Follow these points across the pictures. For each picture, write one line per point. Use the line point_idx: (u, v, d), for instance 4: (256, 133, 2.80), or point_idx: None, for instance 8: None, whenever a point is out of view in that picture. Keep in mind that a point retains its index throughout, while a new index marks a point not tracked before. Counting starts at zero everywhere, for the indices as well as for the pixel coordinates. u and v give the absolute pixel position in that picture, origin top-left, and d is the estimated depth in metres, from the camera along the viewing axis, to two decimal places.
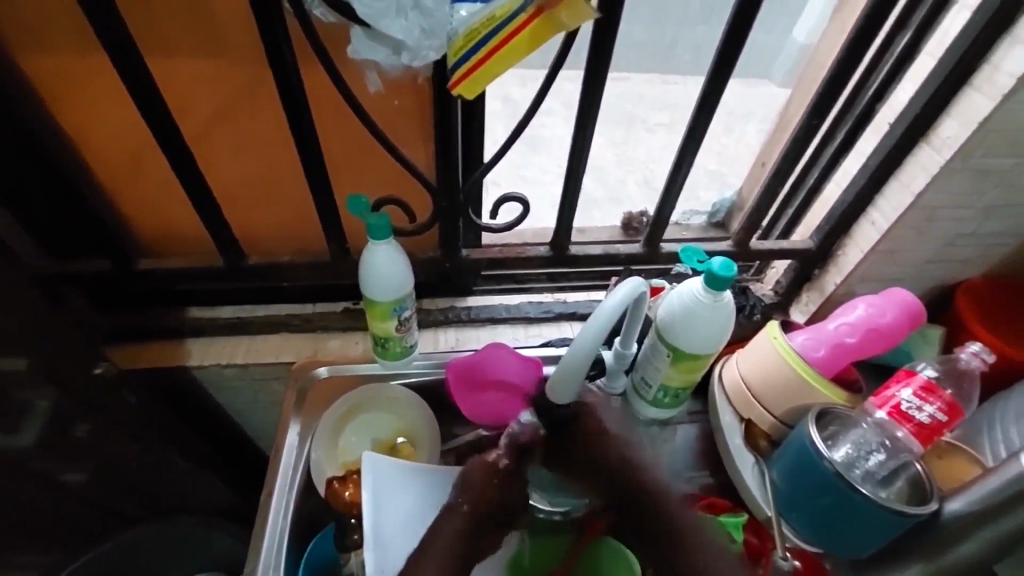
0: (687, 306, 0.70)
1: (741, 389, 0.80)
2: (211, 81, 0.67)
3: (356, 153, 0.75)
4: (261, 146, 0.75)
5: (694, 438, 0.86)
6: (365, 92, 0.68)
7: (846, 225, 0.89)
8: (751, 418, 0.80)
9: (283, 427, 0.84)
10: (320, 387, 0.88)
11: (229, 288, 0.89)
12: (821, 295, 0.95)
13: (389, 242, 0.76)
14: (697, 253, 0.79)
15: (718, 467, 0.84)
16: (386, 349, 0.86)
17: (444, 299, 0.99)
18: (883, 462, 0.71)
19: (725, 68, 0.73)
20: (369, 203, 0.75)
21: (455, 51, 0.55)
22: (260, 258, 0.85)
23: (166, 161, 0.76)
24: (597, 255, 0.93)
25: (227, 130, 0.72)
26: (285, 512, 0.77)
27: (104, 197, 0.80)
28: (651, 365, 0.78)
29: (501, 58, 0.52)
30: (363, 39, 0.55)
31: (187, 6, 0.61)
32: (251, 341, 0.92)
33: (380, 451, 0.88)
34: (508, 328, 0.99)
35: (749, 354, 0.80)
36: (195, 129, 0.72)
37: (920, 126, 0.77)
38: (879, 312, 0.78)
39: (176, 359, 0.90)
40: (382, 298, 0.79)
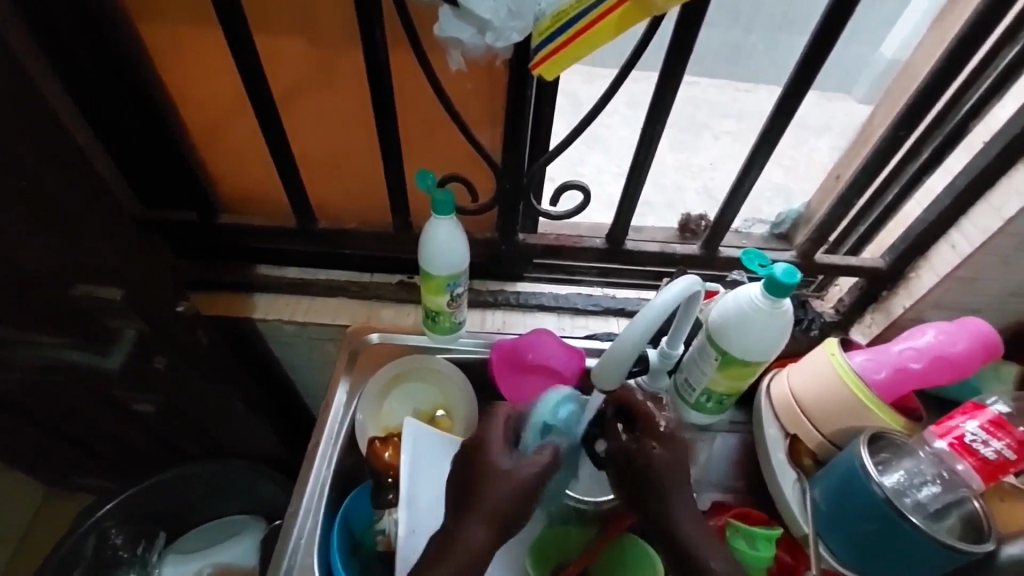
0: (744, 310, 0.69)
1: (790, 402, 0.78)
2: (298, 51, 0.70)
3: (429, 130, 0.78)
4: (341, 121, 0.78)
5: (733, 448, 0.84)
6: (442, 64, 0.69)
7: (923, 246, 0.85)
8: (798, 434, 0.78)
9: (333, 384, 0.88)
10: (370, 351, 0.92)
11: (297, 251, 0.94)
12: (887, 318, 0.91)
13: (450, 219, 0.79)
14: (759, 257, 0.75)
15: (755, 479, 0.82)
16: (436, 322, 0.89)
17: (494, 281, 1.01)
18: (937, 495, 0.68)
19: (809, 72, 0.70)
20: (436, 178, 0.78)
21: (540, 31, 0.56)
22: (329, 222, 0.90)
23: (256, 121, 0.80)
24: (653, 253, 0.93)
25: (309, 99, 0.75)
26: (326, 466, 0.81)
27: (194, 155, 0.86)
28: (697, 368, 0.77)
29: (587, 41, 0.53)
30: (451, 18, 0.58)
31: None
32: (311, 301, 0.98)
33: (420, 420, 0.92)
34: (554, 316, 1.00)
35: (802, 367, 0.77)
36: (281, 96, 0.75)
37: (1020, 145, 0.72)
38: (950, 340, 0.74)
39: (243, 310, 0.96)
40: (439, 273, 0.82)
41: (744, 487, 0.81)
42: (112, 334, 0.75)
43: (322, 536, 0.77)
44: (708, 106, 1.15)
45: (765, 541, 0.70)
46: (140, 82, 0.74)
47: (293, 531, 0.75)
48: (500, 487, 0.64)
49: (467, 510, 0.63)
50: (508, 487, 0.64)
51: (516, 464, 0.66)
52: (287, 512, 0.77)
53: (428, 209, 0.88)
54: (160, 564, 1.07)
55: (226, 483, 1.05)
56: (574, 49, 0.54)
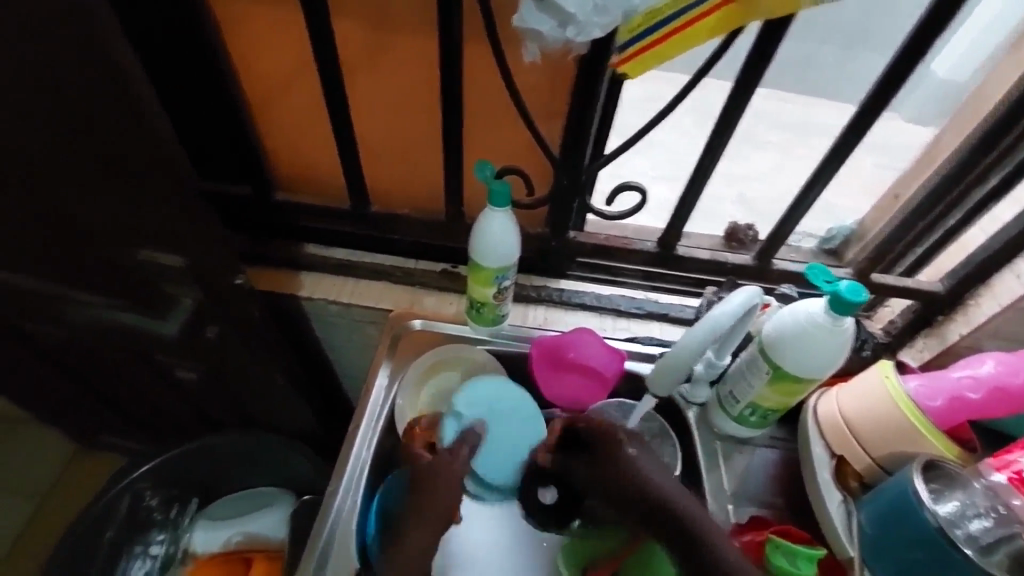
0: (802, 327, 0.68)
1: (837, 423, 0.76)
2: (369, 32, 0.70)
3: (491, 119, 0.77)
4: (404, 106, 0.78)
5: (772, 463, 0.84)
6: (516, 58, 0.68)
7: (987, 273, 0.82)
8: (845, 455, 0.76)
9: (374, 367, 0.89)
10: (411, 338, 0.93)
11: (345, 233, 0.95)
12: (940, 344, 0.89)
13: (506, 211, 0.79)
14: (826, 273, 0.71)
15: (794, 497, 0.81)
16: (480, 314, 0.89)
17: (539, 277, 1.00)
18: (989, 529, 0.65)
19: (889, 89, 0.68)
20: (495, 169, 0.78)
21: (629, 28, 0.57)
22: (382, 207, 0.90)
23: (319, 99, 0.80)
24: (703, 259, 0.92)
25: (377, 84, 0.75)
26: (366, 447, 0.82)
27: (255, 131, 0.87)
28: (744, 381, 0.76)
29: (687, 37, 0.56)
30: (533, 9, 0.56)
31: None
32: (356, 283, 0.98)
33: None
34: (596, 317, 1.00)
35: (853, 388, 0.76)
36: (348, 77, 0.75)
37: None
38: (1011, 371, 0.71)
39: (290, 288, 0.97)
40: (490, 265, 0.82)
41: (782, 503, 0.80)
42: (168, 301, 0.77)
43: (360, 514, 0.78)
44: (767, 117, 1.13)
45: (805, 561, 0.67)
46: (211, 55, 0.75)
47: (334, 508, 0.77)
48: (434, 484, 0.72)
49: (414, 514, 0.70)
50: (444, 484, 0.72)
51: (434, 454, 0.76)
52: (328, 489, 0.79)
53: (483, 199, 0.87)
54: (191, 528, 1.08)
55: (258, 456, 1.07)
56: (668, 46, 0.57)
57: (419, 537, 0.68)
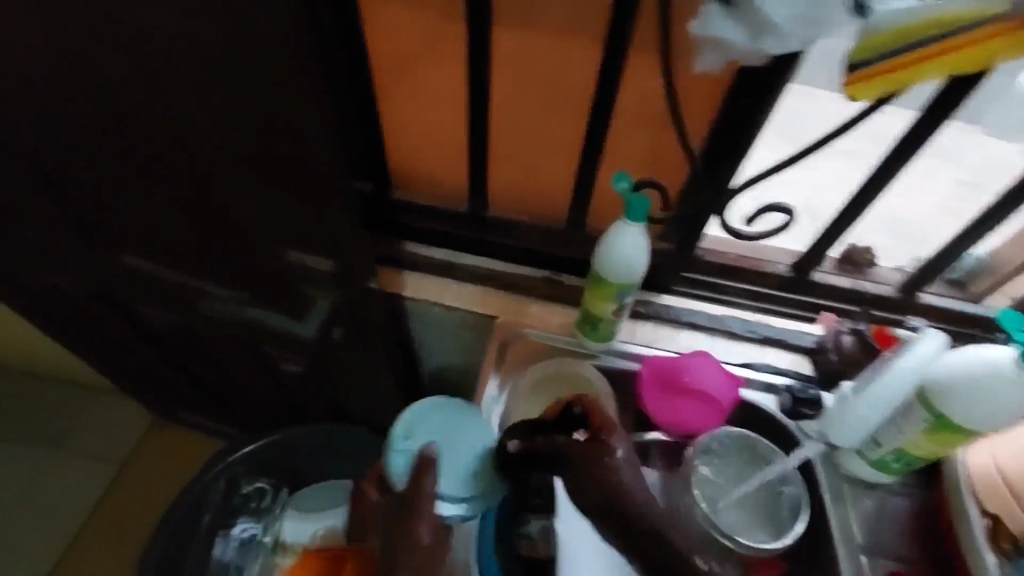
0: (984, 375, 0.62)
1: (994, 479, 0.71)
2: (527, 29, 0.65)
3: (636, 126, 0.73)
4: (544, 110, 0.73)
5: (905, 513, 0.78)
6: (684, 70, 0.65)
7: None
8: (1000, 515, 0.70)
9: (483, 379, 0.87)
10: (517, 347, 0.91)
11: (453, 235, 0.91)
12: None
13: (639, 226, 0.75)
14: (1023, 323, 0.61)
15: (931, 551, 0.75)
16: (595, 330, 0.87)
17: (645, 292, 0.97)
18: None
19: None
20: (632, 181, 0.74)
21: (861, 48, 0.50)
22: (499, 212, 0.87)
23: (455, 96, 0.75)
24: (844, 287, 0.91)
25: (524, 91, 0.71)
26: None
27: None
28: (892, 426, 0.70)
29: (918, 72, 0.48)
30: (722, 16, 0.53)
31: None
32: (459, 287, 0.95)
33: None
34: (706, 337, 0.95)
35: (1010, 443, 0.72)
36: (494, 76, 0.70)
37: None
38: None
39: (395, 287, 0.93)
40: (616, 280, 0.79)
41: (917, 557, 0.75)
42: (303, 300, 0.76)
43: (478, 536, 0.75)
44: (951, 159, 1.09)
45: None
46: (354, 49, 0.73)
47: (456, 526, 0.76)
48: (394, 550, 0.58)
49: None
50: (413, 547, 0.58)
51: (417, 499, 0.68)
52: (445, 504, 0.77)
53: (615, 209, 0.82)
54: (281, 514, 1.03)
55: (345, 450, 1.07)
56: (912, 71, 0.48)
57: None
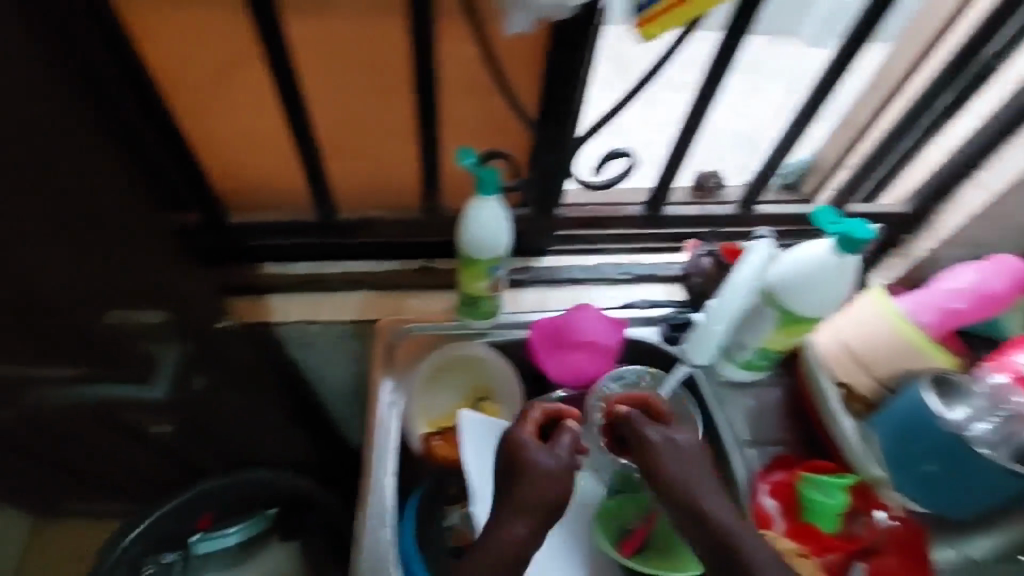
0: (811, 268, 0.68)
1: (841, 353, 0.79)
2: (339, 23, 0.62)
3: (463, 99, 0.71)
4: (380, 99, 0.69)
5: (780, 401, 0.84)
6: (495, 36, 0.64)
7: (946, 190, 0.85)
8: (851, 382, 0.79)
9: (376, 385, 0.83)
10: (405, 346, 0.88)
11: (314, 245, 0.86)
12: (907, 262, 0.92)
13: (496, 198, 0.74)
14: (832, 214, 0.68)
15: (803, 431, 0.82)
16: (477, 307, 0.86)
17: (519, 260, 0.96)
18: (998, 430, 0.67)
19: None
20: (478, 154, 0.71)
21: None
22: (350, 211, 0.83)
23: (275, 103, 0.71)
24: (692, 215, 0.93)
25: (344, 76, 0.67)
26: (389, 467, 0.76)
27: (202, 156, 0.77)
28: (753, 328, 0.78)
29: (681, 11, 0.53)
30: None
31: None
32: (330, 298, 0.91)
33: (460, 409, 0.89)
34: (586, 290, 0.96)
35: (853, 320, 0.77)
36: (313, 71, 0.66)
37: None
38: (988, 278, 0.74)
39: (261, 315, 0.88)
40: (484, 256, 0.78)
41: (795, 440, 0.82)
42: (149, 363, 0.75)
43: (401, 528, 0.74)
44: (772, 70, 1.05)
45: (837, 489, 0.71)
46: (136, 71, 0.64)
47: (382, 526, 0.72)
48: (535, 481, 0.64)
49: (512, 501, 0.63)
50: (535, 474, 0.64)
51: (541, 451, 0.66)
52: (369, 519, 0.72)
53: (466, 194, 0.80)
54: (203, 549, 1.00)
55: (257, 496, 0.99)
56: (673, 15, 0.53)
57: (532, 495, 0.63)
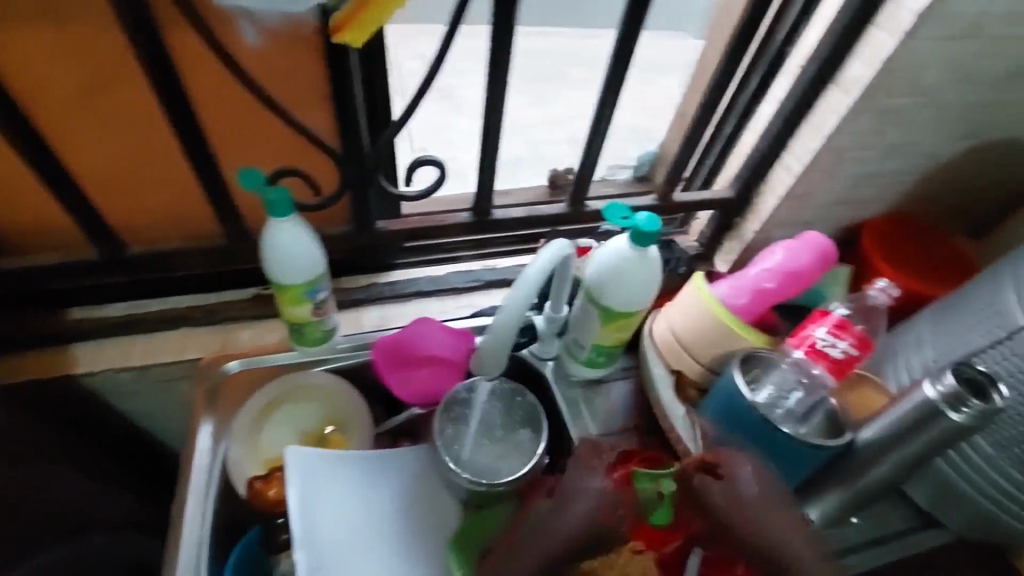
0: (614, 265, 0.68)
1: (670, 340, 0.80)
2: (54, 42, 0.55)
3: (240, 116, 0.66)
4: (134, 119, 0.63)
5: (627, 395, 0.86)
6: (239, 48, 0.58)
7: (762, 172, 0.87)
8: (681, 369, 0.80)
9: (193, 430, 0.77)
10: (231, 383, 0.81)
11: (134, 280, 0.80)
12: (741, 243, 0.94)
13: (293, 219, 0.68)
14: (622, 209, 0.70)
15: (647, 420, 0.84)
16: (303, 334, 0.80)
17: (364, 276, 0.92)
18: (802, 400, 0.73)
19: (639, 7, 0.64)
20: (265, 174, 0.65)
21: None
22: (144, 246, 0.76)
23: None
24: (521, 218, 0.87)
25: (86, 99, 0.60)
26: (201, 524, 0.70)
27: None
28: (583, 327, 0.77)
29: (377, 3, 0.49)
30: None
31: None
32: (147, 340, 0.82)
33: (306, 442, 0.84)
34: (436, 301, 0.93)
35: (679, 308, 0.79)
36: (45, 97, 0.59)
37: (828, 67, 0.73)
38: (794, 256, 0.76)
39: (61, 368, 0.78)
40: (293, 282, 0.72)
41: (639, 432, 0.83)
42: None
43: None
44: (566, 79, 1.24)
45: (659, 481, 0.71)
46: None
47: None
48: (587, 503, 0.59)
49: (564, 505, 0.60)
50: (588, 499, 0.59)
51: (589, 476, 0.61)
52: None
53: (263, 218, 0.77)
54: None
55: None
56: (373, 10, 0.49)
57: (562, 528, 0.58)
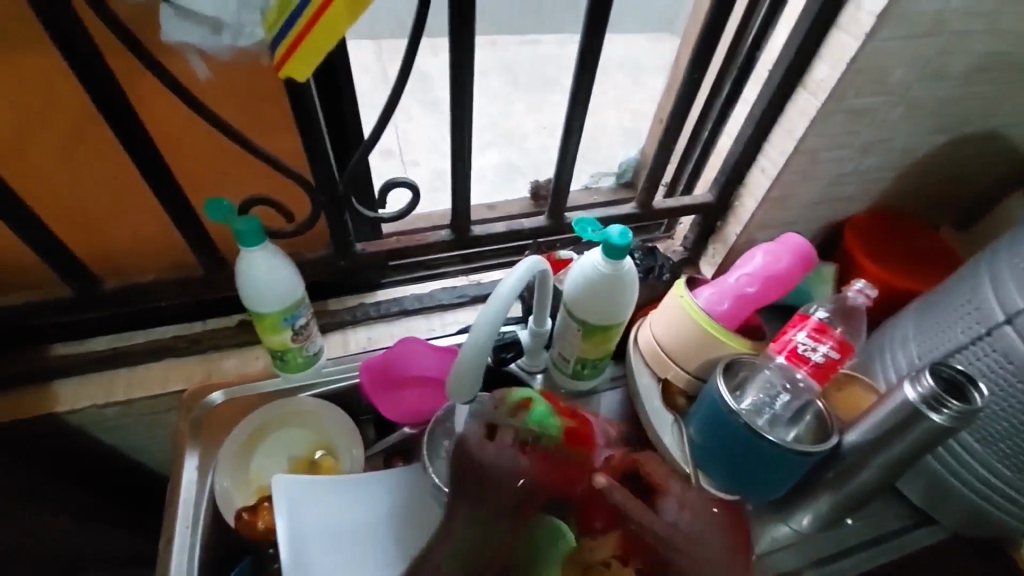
0: (589, 278, 0.68)
1: (655, 349, 0.79)
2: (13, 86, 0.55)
3: (209, 150, 0.66)
4: (101, 158, 0.64)
5: (618, 404, 0.86)
6: (202, 83, 0.59)
7: (740, 175, 0.86)
8: (668, 378, 0.80)
9: (179, 463, 0.76)
10: (216, 413, 0.81)
11: (107, 316, 0.79)
12: (725, 247, 0.94)
13: (264, 247, 0.68)
14: (592, 223, 0.71)
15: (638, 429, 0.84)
16: (286, 361, 0.79)
17: (352, 297, 0.92)
18: (788, 403, 0.72)
19: (599, 21, 0.65)
20: (233, 204, 0.65)
21: (271, 24, 0.49)
22: (117, 279, 0.76)
23: None
24: (501, 233, 0.86)
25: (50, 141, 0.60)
26: (190, 559, 0.69)
27: None
28: (565, 340, 0.77)
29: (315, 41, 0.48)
30: (173, 20, 0.49)
31: None
32: (131, 373, 0.82)
33: (296, 468, 0.82)
34: (422, 319, 0.93)
35: (662, 317, 0.78)
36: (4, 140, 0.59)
37: (796, 70, 0.73)
38: (775, 259, 0.76)
39: (40, 407, 0.78)
40: (270, 310, 0.71)
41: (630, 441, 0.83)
42: None
43: None
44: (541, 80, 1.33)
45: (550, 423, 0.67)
46: None
47: None
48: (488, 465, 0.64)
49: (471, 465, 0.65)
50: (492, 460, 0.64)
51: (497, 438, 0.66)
52: None
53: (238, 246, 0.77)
54: None
55: None
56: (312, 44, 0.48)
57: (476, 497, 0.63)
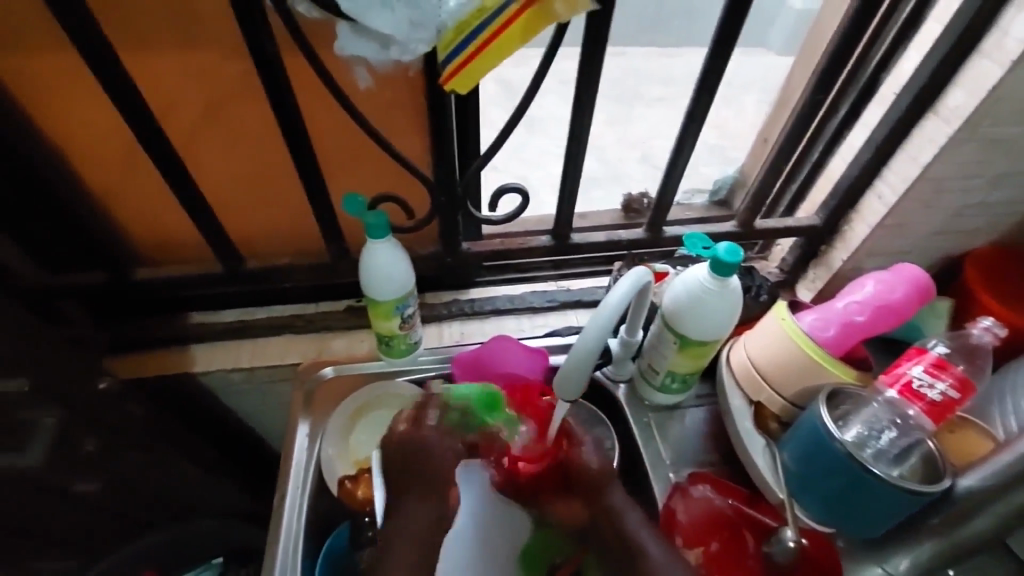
0: (692, 293, 0.69)
1: (750, 370, 0.78)
2: (203, 86, 0.64)
3: (349, 148, 0.74)
4: (261, 149, 0.72)
5: (703, 422, 0.85)
6: (355, 90, 0.66)
7: (852, 200, 0.84)
8: (761, 400, 0.78)
9: (292, 429, 0.84)
10: (325, 388, 0.88)
11: (243, 291, 0.88)
12: (828, 272, 0.91)
13: (388, 240, 0.74)
14: (702, 240, 0.75)
15: (725, 448, 0.83)
16: (391, 347, 0.86)
17: (448, 292, 0.98)
18: (895, 440, 0.69)
19: (725, 42, 0.66)
20: (366, 200, 0.72)
21: (444, 44, 0.55)
22: (258, 260, 0.85)
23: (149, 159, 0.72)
24: (600, 242, 0.89)
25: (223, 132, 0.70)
26: (300, 517, 0.77)
27: (106, 219, 0.79)
28: (658, 352, 0.78)
29: (489, 55, 0.54)
30: (349, 34, 0.54)
31: (173, 24, 0.59)
32: (254, 344, 0.91)
33: None
34: (513, 319, 0.97)
35: (758, 338, 0.77)
36: (187, 131, 0.69)
37: (926, 96, 0.71)
38: (888, 288, 0.74)
39: (181, 365, 0.88)
40: (385, 298, 0.78)
41: (716, 459, 0.82)
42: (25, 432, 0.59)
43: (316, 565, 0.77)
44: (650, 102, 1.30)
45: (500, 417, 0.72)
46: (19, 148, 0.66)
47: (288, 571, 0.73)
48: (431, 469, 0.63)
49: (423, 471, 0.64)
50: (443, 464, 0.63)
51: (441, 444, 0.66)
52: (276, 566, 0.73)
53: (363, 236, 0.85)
54: None
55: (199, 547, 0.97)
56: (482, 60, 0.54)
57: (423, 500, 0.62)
